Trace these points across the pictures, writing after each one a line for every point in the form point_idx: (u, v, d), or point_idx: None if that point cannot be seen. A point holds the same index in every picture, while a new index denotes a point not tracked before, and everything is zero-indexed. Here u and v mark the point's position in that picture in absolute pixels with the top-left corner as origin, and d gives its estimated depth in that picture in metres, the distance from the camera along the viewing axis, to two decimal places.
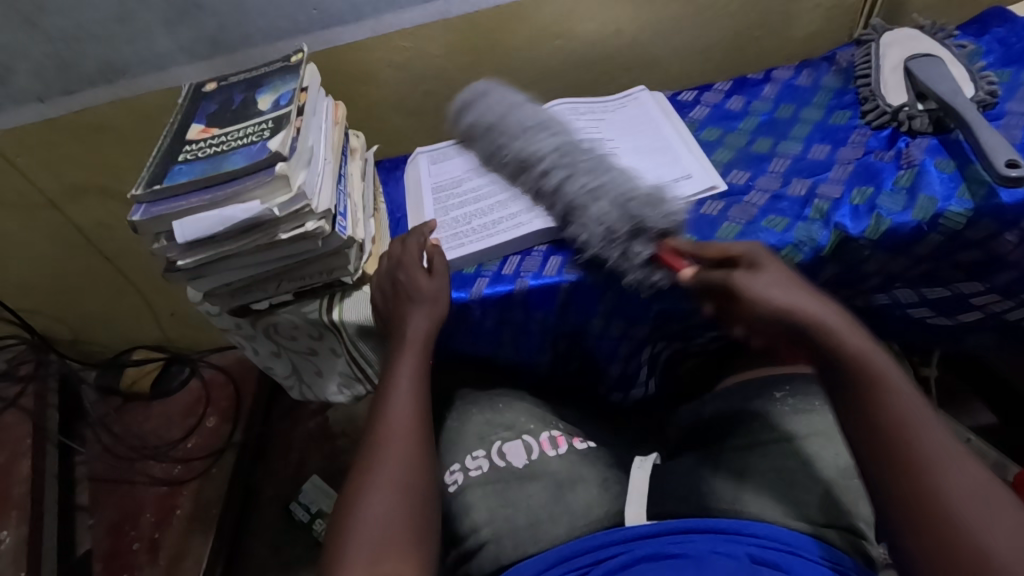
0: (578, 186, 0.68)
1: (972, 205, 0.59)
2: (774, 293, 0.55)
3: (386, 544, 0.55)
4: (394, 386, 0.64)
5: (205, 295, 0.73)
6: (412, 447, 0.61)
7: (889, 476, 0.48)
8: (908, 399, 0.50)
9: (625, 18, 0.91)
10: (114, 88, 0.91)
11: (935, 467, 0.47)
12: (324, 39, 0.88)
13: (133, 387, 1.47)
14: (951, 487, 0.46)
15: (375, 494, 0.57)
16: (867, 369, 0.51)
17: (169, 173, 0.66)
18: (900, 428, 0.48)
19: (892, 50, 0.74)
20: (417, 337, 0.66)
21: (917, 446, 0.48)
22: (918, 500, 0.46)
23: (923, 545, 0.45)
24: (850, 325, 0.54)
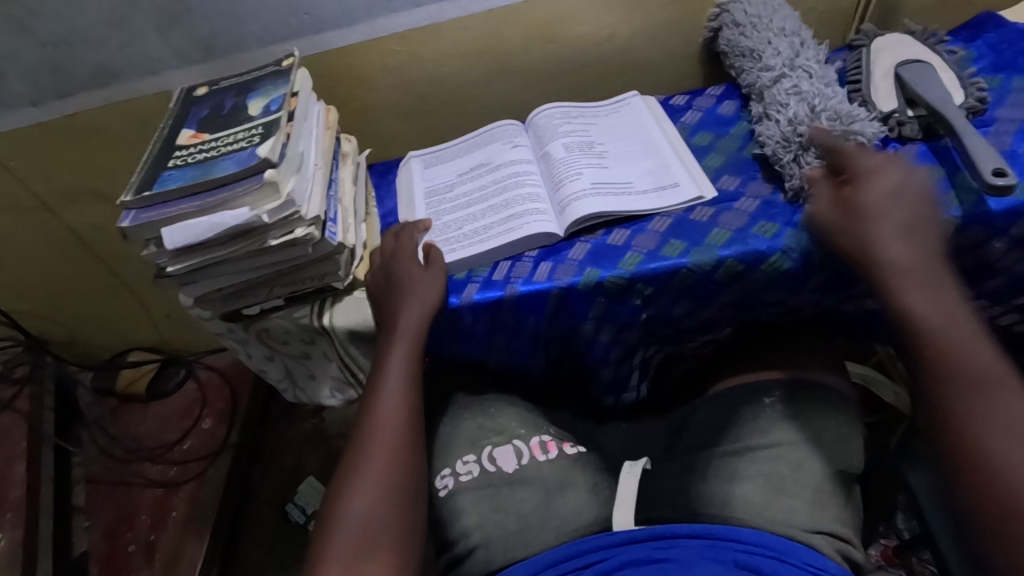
0: (802, 107, 0.70)
1: (961, 212, 0.59)
2: (859, 236, 0.58)
3: (368, 540, 0.55)
4: (384, 380, 0.65)
5: (197, 300, 0.73)
6: (400, 446, 0.61)
7: (950, 413, 0.51)
8: (974, 346, 0.52)
9: (617, 23, 0.91)
10: (106, 91, 0.91)
11: (992, 413, 0.49)
12: (316, 43, 0.88)
13: (129, 389, 1.47)
14: (1005, 437, 0.48)
15: (359, 489, 0.58)
16: (931, 315, 0.53)
17: (158, 179, 0.66)
18: (971, 372, 0.51)
19: (883, 56, 0.74)
20: (410, 329, 0.66)
21: (976, 393, 0.50)
22: (964, 447, 0.49)
23: (978, 485, 0.48)
24: (921, 267, 0.56)
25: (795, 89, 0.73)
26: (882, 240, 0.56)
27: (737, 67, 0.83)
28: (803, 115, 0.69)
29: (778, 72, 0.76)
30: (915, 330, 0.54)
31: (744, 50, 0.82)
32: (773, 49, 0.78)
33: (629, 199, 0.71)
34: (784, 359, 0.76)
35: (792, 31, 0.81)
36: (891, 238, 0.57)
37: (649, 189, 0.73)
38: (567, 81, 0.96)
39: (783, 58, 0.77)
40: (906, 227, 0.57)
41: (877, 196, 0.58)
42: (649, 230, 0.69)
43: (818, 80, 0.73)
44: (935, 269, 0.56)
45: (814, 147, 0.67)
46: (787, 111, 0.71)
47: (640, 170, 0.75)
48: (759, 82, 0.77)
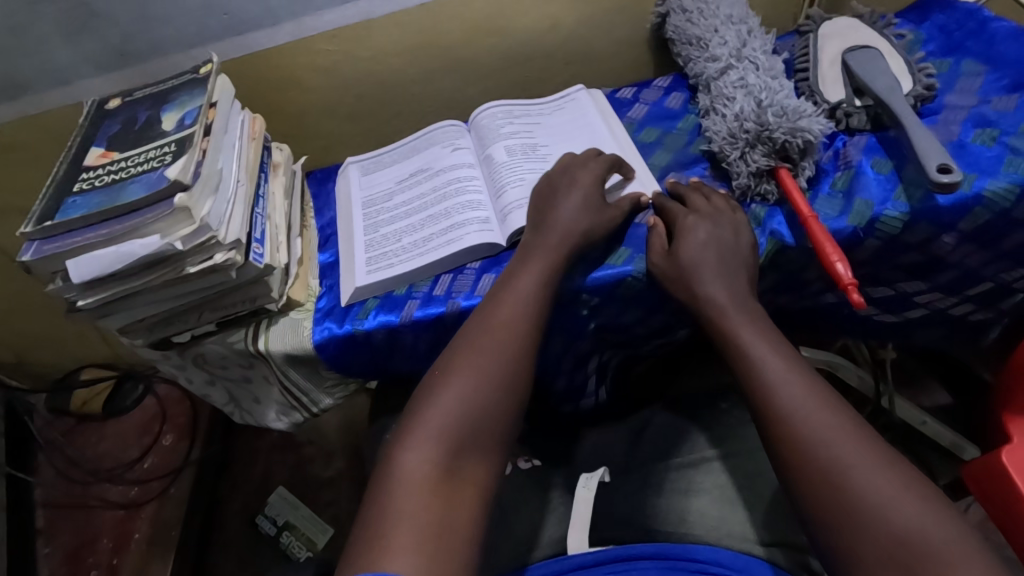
0: (748, 101, 0.66)
1: (908, 208, 0.57)
2: (697, 280, 0.58)
3: (463, 437, 0.51)
4: (513, 286, 0.59)
5: (121, 331, 0.68)
6: (515, 349, 0.56)
7: (779, 440, 0.48)
8: (796, 373, 0.51)
9: (561, 13, 0.87)
10: (16, 105, 0.85)
11: (821, 424, 0.47)
12: (240, 45, 0.82)
13: (84, 408, 1.41)
14: (839, 444, 0.46)
15: (459, 384, 0.53)
16: (759, 351, 0.53)
17: (62, 206, 0.61)
18: (790, 396, 0.49)
19: (830, 42, 0.71)
20: (569, 232, 0.61)
21: (799, 412, 0.48)
22: (824, 481, 0.45)
23: (817, 504, 0.45)
24: (743, 305, 0.56)
25: (741, 82, 0.69)
26: (704, 282, 0.57)
27: (684, 57, 0.79)
28: (750, 110, 0.65)
29: (724, 64, 0.72)
30: (742, 368, 0.53)
31: (690, 39, 0.78)
32: (719, 39, 0.75)
33: None
34: None
35: (740, 18, 0.77)
36: (718, 280, 0.57)
37: None
38: (513, 75, 0.92)
39: (729, 48, 0.73)
40: (722, 268, 0.58)
41: (698, 237, 0.59)
42: None
43: (766, 72, 0.70)
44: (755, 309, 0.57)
45: (760, 144, 0.63)
46: (733, 107, 0.67)
47: None
48: (705, 74, 0.73)
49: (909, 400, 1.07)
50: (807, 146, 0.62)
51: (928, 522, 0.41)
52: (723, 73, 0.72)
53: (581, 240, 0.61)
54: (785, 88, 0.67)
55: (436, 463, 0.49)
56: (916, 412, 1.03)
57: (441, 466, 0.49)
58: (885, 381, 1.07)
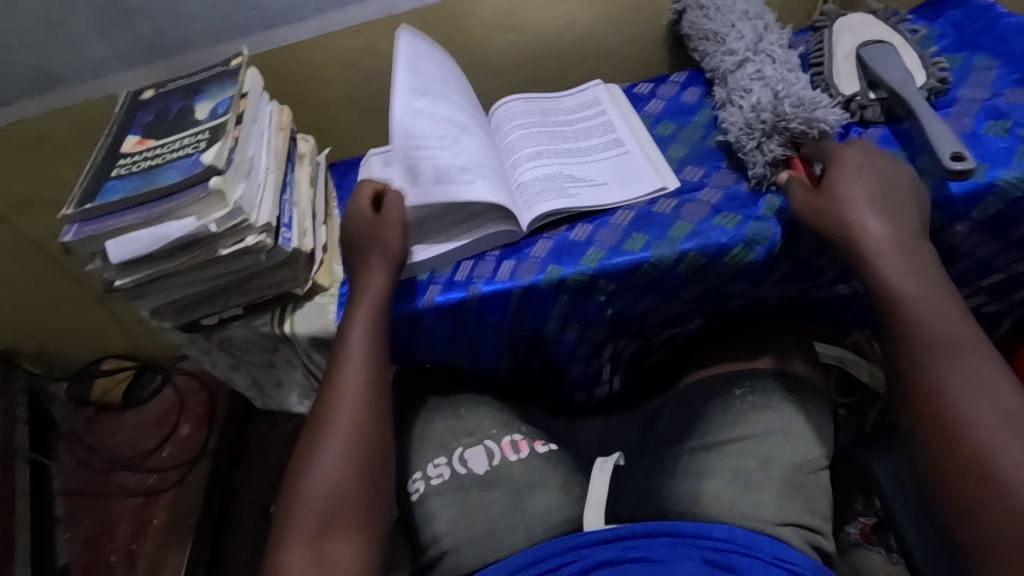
0: (766, 94, 0.68)
1: (922, 198, 0.59)
2: (845, 210, 0.57)
3: (327, 518, 0.55)
4: (346, 353, 0.63)
5: (152, 313, 0.70)
6: (366, 420, 0.60)
7: (918, 386, 0.51)
8: (947, 318, 0.52)
9: (578, 10, 0.89)
10: (51, 97, 0.88)
11: (961, 379, 0.49)
12: (267, 39, 0.85)
13: (105, 397, 1.44)
14: (981, 404, 0.48)
15: (322, 468, 0.57)
16: (908, 288, 0.53)
17: (101, 190, 0.63)
18: (940, 339, 0.51)
19: (844, 37, 0.72)
20: (370, 292, 0.65)
21: (946, 360, 0.50)
22: (951, 438, 0.48)
23: (951, 456, 0.47)
24: (901, 242, 0.55)
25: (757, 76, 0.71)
26: (858, 213, 0.56)
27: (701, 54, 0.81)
28: (765, 101, 0.67)
29: (740, 58, 0.74)
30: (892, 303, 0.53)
31: (706, 35, 0.80)
32: (735, 33, 0.76)
33: (596, 192, 0.70)
34: (750, 351, 0.75)
35: (756, 14, 0.79)
36: (874, 212, 0.56)
37: (615, 181, 0.71)
38: (530, 71, 0.94)
39: (746, 43, 0.75)
40: (882, 202, 0.57)
41: (844, 178, 0.58)
42: (611, 224, 0.68)
43: (782, 66, 0.72)
44: (917, 244, 0.55)
45: (775, 135, 0.66)
46: (749, 98, 0.69)
47: (603, 161, 0.74)
48: (722, 67, 0.75)
49: None
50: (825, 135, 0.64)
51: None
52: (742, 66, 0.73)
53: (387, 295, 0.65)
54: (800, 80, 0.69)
55: (317, 552, 0.53)
56: None
57: (317, 554, 0.53)
58: None
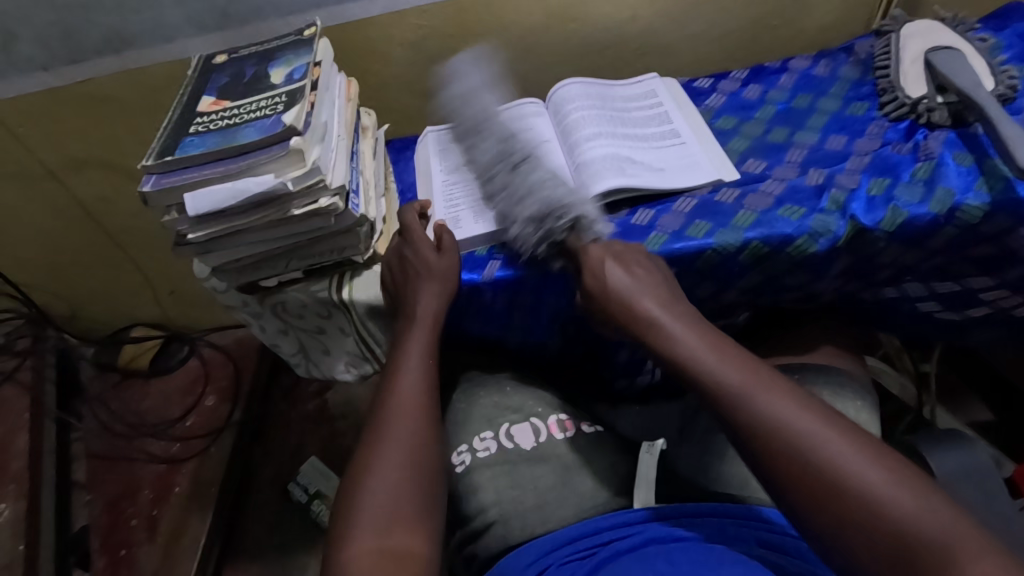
0: (505, 201, 0.67)
1: (989, 199, 0.60)
2: (616, 280, 0.60)
3: (393, 515, 0.54)
4: (404, 361, 0.64)
5: (213, 270, 0.71)
6: (424, 422, 0.60)
7: (750, 439, 0.49)
8: (734, 363, 0.53)
9: (640, 7, 0.90)
10: (120, 58, 0.89)
11: (773, 404, 0.49)
12: (337, 15, 0.87)
13: (131, 364, 1.40)
14: (801, 423, 0.48)
15: (383, 469, 0.56)
16: (693, 350, 0.55)
17: (180, 145, 0.64)
18: (732, 386, 0.51)
19: (913, 41, 0.76)
20: (427, 314, 0.66)
21: (753, 398, 0.50)
22: (807, 479, 0.46)
23: (796, 481, 0.46)
24: (672, 308, 0.59)
25: (535, 168, 0.68)
26: (627, 291, 0.60)
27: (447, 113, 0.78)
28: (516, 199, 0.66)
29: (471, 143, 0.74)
30: (693, 376, 0.54)
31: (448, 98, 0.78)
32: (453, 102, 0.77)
33: (655, 176, 0.70)
34: (804, 345, 0.76)
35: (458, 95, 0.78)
36: (635, 283, 0.60)
37: (672, 169, 0.72)
38: (587, 62, 0.95)
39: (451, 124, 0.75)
40: (631, 273, 0.61)
41: (619, 276, 0.61)
42: (673, 210, 0.69)
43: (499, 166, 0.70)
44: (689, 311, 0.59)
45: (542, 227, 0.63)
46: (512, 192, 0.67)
47: (661, 150, 0.75)
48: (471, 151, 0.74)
49: (950, 413, 1.07)
50: (574, 224, 0.64)
51: (900, 490, 0.44)
52: (510, 157, 0.70)
53: (440, 316, 0.67)
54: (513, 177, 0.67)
55: (382, 547, 0.52)
56: (958, 423, 1.03)
57: (383, 547, 0.52)
58: (926, 392, 1.07)
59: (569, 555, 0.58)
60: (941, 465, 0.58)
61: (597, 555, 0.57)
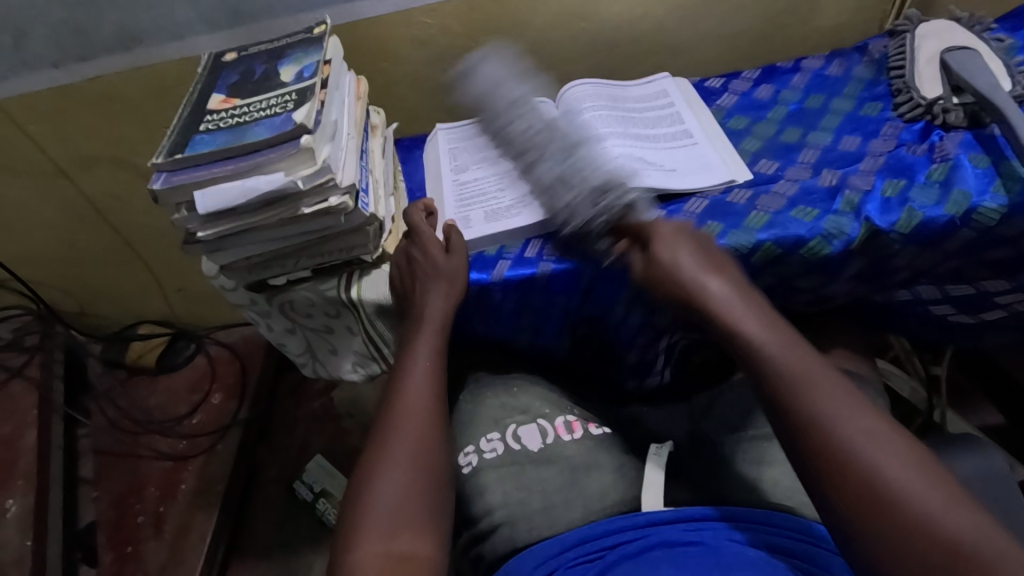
0: (558, 173, 0.66)
1: (1006, 201, 0.59)
2: (675, 258, 0.59)
3: (400, 517, 0.54)
4: (411, 362, 0.64)
5: (222, 269, 0.71)
6: (432, 425, 0.60)
7: (810, 427, 0.49)
8: (797, 355, 0.52)
9: (651, 6, 0.89)
10: (130, 56, 0.90)
11: (838, 405, 0.48)
12: (346, 13, 0.86)
13: (138, 361, 1.40)
14: (862, 430, 0.47)
15: (390, 470, 0.56)
16: (757, 335, 0.54)
17: (190, 143, 0.64)
18: (798, 374, 0.51)
19: (928, 41, 0.75)
20: (435, 315, 0.66)
21: (818, 392, 0.49)
22: (862, 481, 0.45)
23: (848, 478, 0.46)
24: (743, 291, 0.58)
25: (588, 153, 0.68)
26: (689, 269, 0.58)
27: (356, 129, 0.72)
28: (570, 177, 0.65)
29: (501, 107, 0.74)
30: (755, 359, 0.53)
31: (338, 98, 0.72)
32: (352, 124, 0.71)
33: (664, 175, 0.70)
34: (816, 348, 0.76)
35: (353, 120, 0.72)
36: (694, 262, 0.59)
37: (684, 169, 0.71)
38: (596, 62, 0.95)
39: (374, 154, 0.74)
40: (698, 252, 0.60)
41: (687, 255, 0.60)
42: (685, 211, 0.68)
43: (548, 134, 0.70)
44: (755, 298, 0.58)
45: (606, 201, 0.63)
46: (568, 167, 0.65)
47: (671, 149, 0.74)
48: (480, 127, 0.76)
49: (960, 416, 1.06)
50: (631, 205, 0.64)
51: (956, 507, 0.43)
52: (565, 140, 0.68)
53: (449, 317, 0.66)
54: (570, 155, 0.67)
55: (388, 550, 0.51)
56: (968, 427, 1.02)
57: (389, 550, 0.51)
58: (937, 395, 1.06)
59: (577, 557, 0.57)
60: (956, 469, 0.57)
61: (605, 558, 0.56)
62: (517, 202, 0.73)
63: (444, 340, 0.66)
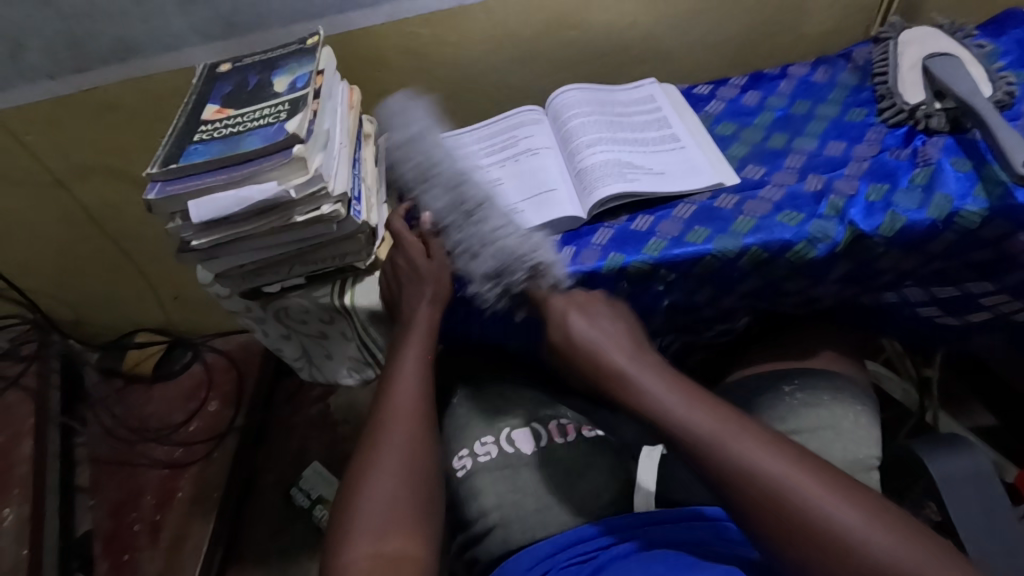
0: (464, 242, 0.66)
1: (987, 205, 0.60)
2: (581, 334, 0.62)
3: (389, 519, 0.54)
4: (399, 368, 0.64)
5: (217, 277, 0.72)
6: (421, 428, 0.61)
7: (727, 486, 0.50)
8: (703, 409, 0.54)
9: (640, 15, 0.91)
10: (126, 67, 0.91)
11: (747, 453, 0.50)
12: (340, 23, 0.87)
13: (135, 370, 1.40)
14: (774, 467, 0.49)
15: (379, 473, 0.57)
16: (665, 400, 0.55)
17: (184, 153, 0.65)
18: (702, 435, 0.52)
19: (910, 48, 0.76)
20: (424, 321, 0.66)
21: (726, 445, 0.51)
22: (787, 524, 0.47)
23: (772, 525, 0.48)
24: (637, 354, 0.60)
25: (493, 211, 0.67)
26: (597, 346, 0.61)
27: (346, 136, 0.73)
28: (477, 243, 0.64)
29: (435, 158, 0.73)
30: (661, 427, 0.55)
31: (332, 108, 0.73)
32: (342, 132, 0.72)
33: (655, 180, 0.71)
34: (804, 350, 0.76)
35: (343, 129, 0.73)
36: (597, 333, 0.61)
37: (673, 172, 0.73)
38: (588, 69, 0.96)
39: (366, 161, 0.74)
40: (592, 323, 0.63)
41: (581, 325, 0.62)
42: (673, 216, 0.69)
43: (449, 186, 0.69)
44: (651, 359, 0.60)
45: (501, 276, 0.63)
46: (481, 230, 0.65)
47: (661, 153, 0.75)
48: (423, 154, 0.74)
49: (952, 417, 1.07)
50: (532, 274, 0.64)
51: (872, 523, 0.46)
52: (463, 205, 0.67)
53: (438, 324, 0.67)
54: (490, 216, 0.66)
55: (378, 552, 0.52)
56: (961, 429, 1.03)
57: (378, 551, 0.52)
58: (929, 396, 1.07)
59: (570, 558, 0.58)
60: (943, 468, 0.58)
61: (597, 560, 0.57)
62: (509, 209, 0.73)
63: (433, 346, 0.66)
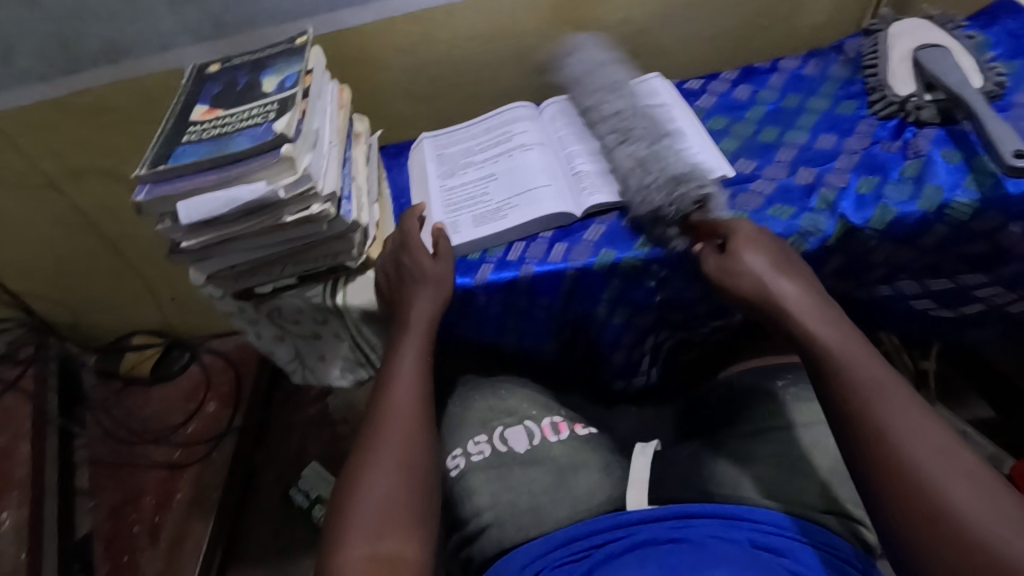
0: (637, 170, 0.69)
1: (978, 195, 0.60)
2: (749, 261, 0.60)
3: (385, 521, 0.54)
4: (397, 367, 0.64)
5: (209, 278, 0.72)
6: (418, 428, 0.61)
7: (870, 435, 0.49)
8: (871, 360, 0.52)
9: (632, 12, 0.91)
10: (116, 69, 0.90)
11: (899, 411, 0.48)
12: (330, 22, 0.87)
13: (133, 372, 1.41)
14: (920, 438, 0.47)
15: (376, 474, 0.57)
16: (832, 341, 0.54)
17: (174, 154, 0.65)
18: (867, 381, 0.51)
19: (902, 40, 0.75)
20: (420, 320, 0.66)
21: (881, 401, 0.49)
22: (919, 489, 0.45)
23: (901, 488, 0.46)
24: (814, 295, 0.58)
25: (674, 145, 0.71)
26: (763, 273, 0.59)
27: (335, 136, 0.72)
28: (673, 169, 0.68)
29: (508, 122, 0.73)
30: (823, 363, 0.54)
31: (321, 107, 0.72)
32: (331, 132, 0.72)
33: None
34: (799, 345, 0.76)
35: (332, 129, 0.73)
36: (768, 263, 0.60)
37: None
38: None
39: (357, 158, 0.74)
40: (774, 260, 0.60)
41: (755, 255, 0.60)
42: None
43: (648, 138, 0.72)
44: (827, 305, 0.57)
45: (681, 190, 0.66)
46: (655, 161, 0.69)
47: None
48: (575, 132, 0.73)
49: (950, 409, 1.07)
50: (702, 200, 0.66)
51: (1012, 520, 0.42)
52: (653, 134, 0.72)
53: (433, 324, 0.67)
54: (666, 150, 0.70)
55: (373, 552, 0.52)
56: (959, 421, 1.02)
57: (375, 552, 0.52)
58: (926, 389, 1.07)
59: (564, 557, 0.58)
60: None
61: (591, 558, 0.57)
62: (503, 206, 0.73)
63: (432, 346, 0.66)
